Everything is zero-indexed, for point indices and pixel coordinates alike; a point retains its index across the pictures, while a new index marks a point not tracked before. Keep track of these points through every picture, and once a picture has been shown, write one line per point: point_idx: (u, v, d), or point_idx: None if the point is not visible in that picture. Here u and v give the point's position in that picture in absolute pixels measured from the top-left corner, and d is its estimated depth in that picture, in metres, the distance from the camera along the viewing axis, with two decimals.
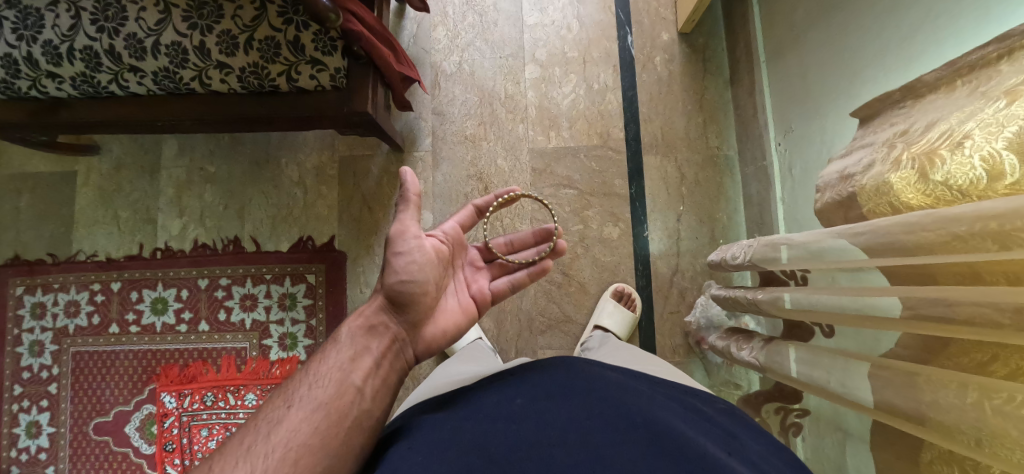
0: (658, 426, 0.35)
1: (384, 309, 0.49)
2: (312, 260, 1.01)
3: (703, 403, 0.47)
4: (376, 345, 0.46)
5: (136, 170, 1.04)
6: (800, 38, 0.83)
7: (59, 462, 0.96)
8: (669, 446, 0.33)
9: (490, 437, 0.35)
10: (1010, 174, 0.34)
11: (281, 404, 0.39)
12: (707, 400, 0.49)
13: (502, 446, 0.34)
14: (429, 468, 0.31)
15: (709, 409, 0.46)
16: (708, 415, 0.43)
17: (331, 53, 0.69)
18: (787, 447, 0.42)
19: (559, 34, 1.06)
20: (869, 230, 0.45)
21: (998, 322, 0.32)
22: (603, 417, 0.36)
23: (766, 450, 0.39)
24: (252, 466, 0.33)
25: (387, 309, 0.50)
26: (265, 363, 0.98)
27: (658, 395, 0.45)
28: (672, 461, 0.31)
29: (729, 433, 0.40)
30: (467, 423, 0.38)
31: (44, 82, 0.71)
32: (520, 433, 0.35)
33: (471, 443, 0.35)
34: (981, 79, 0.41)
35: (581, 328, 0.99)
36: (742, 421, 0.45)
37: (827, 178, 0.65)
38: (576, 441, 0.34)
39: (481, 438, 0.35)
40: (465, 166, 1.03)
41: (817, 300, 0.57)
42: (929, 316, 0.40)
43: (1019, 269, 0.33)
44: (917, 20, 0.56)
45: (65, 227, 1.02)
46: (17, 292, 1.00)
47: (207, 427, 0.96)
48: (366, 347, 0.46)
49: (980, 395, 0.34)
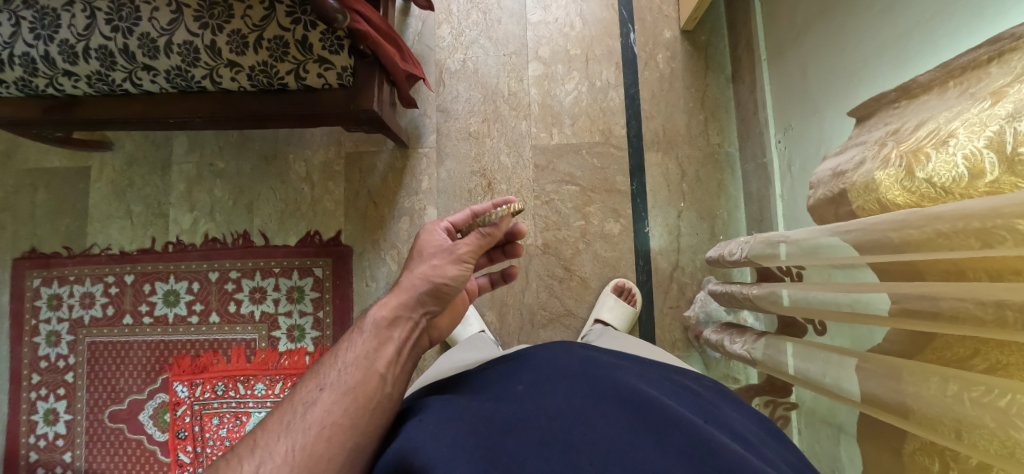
0: (646, 398, 0.38)
1: (413, 299, 0.49)
2: (319, 254, 1.03)
3: (692, 380, 0.50)
4: (399, 335, 0.47)
5: (148, 166, 1.06)
6: (799, 36, 0.83)
7: (75, 448, 0.99)
8: (654, 415, 0.35)
9: (493, 412, 0.37)
10: (989, 172, 0.35)
11: (314, 386, 0.41)
12: (695, 378, 0.52)
13: (505, 420, 0.36)
14: (437, 439, 0.33)
15: (699, 386, 0.48)
16: (695, 391, 0.45)
17: (338, 52, 0.70)
18: (767, 420, 0.45)
19: (562, 31, 1.07)
20: (859, 228, 0.46)
21: (972, 317, 0.34)
22: (596, 391, 0.39)
23: (745, 419, 0.43)
24: (292, 442, 0.37)
25: (413, 303, 0.49)
26: (274, 354, 1.01)
27: (651, 375, 0.47)
28: (656, 429, 0.34)
29: (712, 406, 0.42)
30: (470, 400, 0.40)
31: (60, 80, 0.73)
32: (520, 405, 0.38)
33: (473, 415, 0.37)
34: (971, 81, 0.42)
35: (581, 322, 1.00)
36: (731, 400, 0.47)
37: (821, 175, 0.66)
38: (571, 411, 0.36)
39: (483, 412, 0.38)
40: (468, 162, 1.05)
41: (811, 296, 0.59)
42: (909, 309, 0.42)
43: (1000, 265, 0.34)
44: (912, 20, 0.57)
45: (79, 221, 1.05)
46: (34, 284, 1.03)
47: (217, 416, 0.99)
48: (390, 336, 0.47)
49: (960, 387, 0.35)
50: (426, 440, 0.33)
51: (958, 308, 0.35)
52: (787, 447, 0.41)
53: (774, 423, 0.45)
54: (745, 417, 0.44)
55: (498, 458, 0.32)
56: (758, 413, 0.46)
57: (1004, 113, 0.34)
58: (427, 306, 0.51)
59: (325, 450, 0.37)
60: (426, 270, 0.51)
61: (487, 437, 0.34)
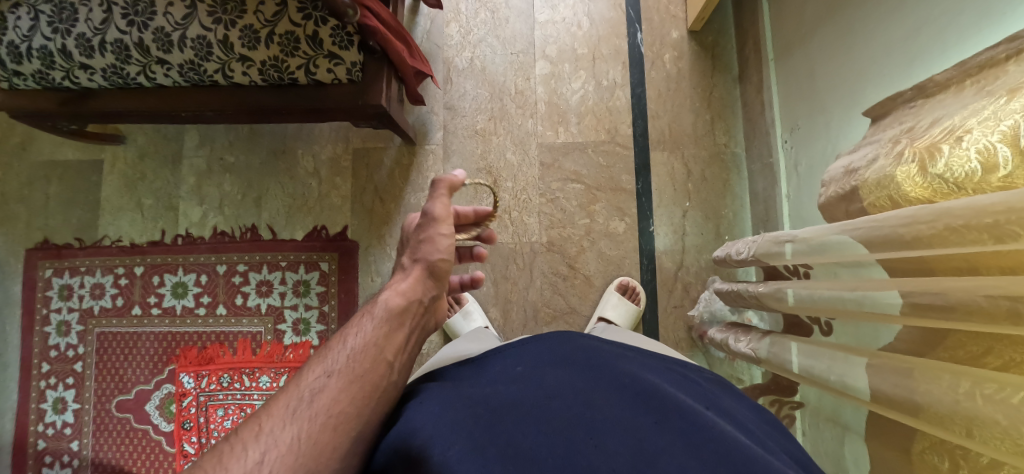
0: (644, 385, 0.38)
1: (421, 284, 0.51)
2: (325, 248, 1.04)
3: (689, 370, 0.50)
4: (409, 322, 0.48)
5: (159, 159, 1.08)
6: (807, 36, 0.83)
7: (82, 437, 1.01)
8: (653, 401, 0.36)
9: (493, 395, 0.38)
10: (1003, 167, 0.34)
11: (321, 372, 0.41)
12: (695, 371, 0.51)
13: (504, 400, 0.37)
14: (439, 419, 0.34)
15: (695, 375, 0.48)
16: (692, 378, 0.46)
17: (348, 47, 0.71)
18: (765, 409, 0.46)
19: (569, 31, 1.07)
20: (868, 225, 0.46)
21: (983, 312, 0.34)
22: (595, 377, 0.39)
23: (742, 406, 0.43)
24: (298, 429, 0.37)
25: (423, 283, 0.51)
26: (279, 347, 1.02)
27: (648, 363, 0.47)
28: (656, 413, 0.34)
29: (710, 394, 0.42)
30: (472, 384, 0.41)
31: (77, 73, 0.74)
32: (520, 388, 0.38)
33: (475, 397, 0.38)
34: (988, 79, 0.41)
35: (584, 320, 1.00)
36: (727, 389, 0.47)
37: (833, 173, 0.66)
38: (570, 393, 0.37)
39: (483, 393, 0.38)
40: (474, 159, 1.05)
41: (816, 293, 0.59)
42: (918, 305, 0.41)
43: (1015, 261, 0.33)
44: (920, 18, 0.56)
45: (91, 213, 1.07)
46: (46, 274, 1.05)
47: (222, 407, 1.00)
48: (400, 324, 0.47)
49: (971, 385, 0.35)
50: (428, 420, 0.34)
51: (970, 304, 0.35)
52: (785, 436, 0.41)
53: (772, 414, 0.45)
54: (741, 404, 0.44)
55: (499, 436, 0.32)
56: (759, 406, 0.46)
57: (1018, 108, 0.34)
58: (433, 287, 0.52)
59: (331, 439, 0.37)
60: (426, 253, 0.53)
61: (488, 417, 0.34)
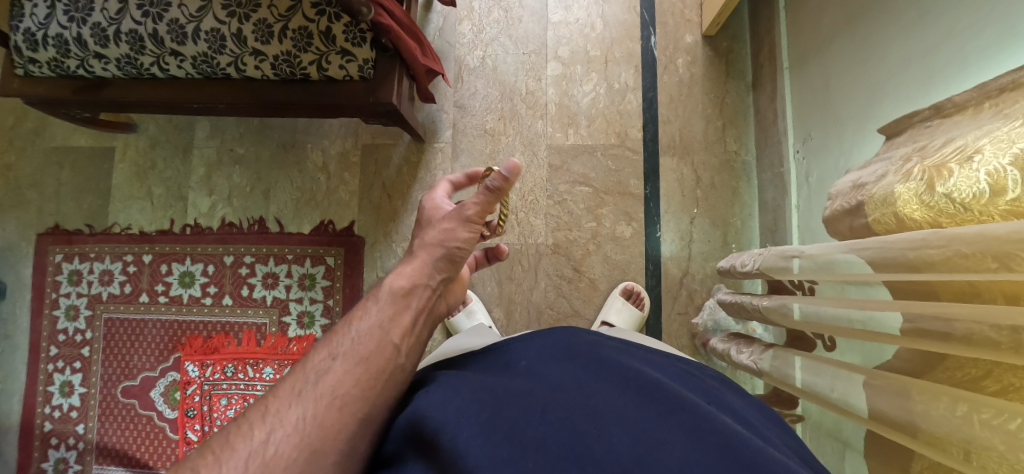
0: (645, 379, 0.38)
1: (426, 266, 0.50)
2: (331, 243, 1.05)
3: (696, 369, 0.50)
4: (414, 304, 0.48)
5: (170, 149, 1.09)
6: (823, 45, 0.82)
7: (88, 421, 1.02)
8: (656, 395, 0.35)
9: (497, 385, 0.38)
10: (1011, 189, 0.34)
11: (326, 355, 0.42)
12: (700, 367, 0.52)
13: (509, 390, 0.37)
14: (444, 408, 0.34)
15: (701, 373, 0.48)
16: (698, 377, 0.45)
17: (360, 44, 0.72)
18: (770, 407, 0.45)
19: (582, 32, 1.07)
20: (877, 246, 0.46)
21: (990, 340, 0.32)
22: (598, 372, 0.39)
23: (748, 405, 0.43)
24: (303, 410, 0.37)
25: (426, 267, 0.50)
26: (283, 339, 1.03)
27: (653, 361, 0.47)
28: (658, 406, 0.34)
29: (716, 391, 0.42)
30: (475, 373, 0.42)
31: (91, 62, 0.74)
32: (523, 380, 0.38)
33: (480, 385, 0.38)
34: (1007, 102, 0.40)
35: (588, 323, 1.01)
36: (733, 388, 0.47)
37: (840, 187, 0.65)
38: (574, 386, 0.37)
39: (487, 383, 0.38)
40: (483, 159, 1.05)
41: (823, 311, 0.59)
42: (922, 329, 0.41)
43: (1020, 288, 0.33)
44: (939, 33, 0.55)
45: (101, 200, 1.08)
46: (55, 259, 1.06)
47: (226, 396, 1.01)
48: (406, 305, 0.47)
49: (969, 409, 0.35)
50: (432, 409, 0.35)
51: (969, 333, 0.35)
52: (788, 433, 0.40)
53: (774, 411, 0.44)
54: (747, 403, 0.43)
55: (503, 422, 0.33)
56: (760, 403, 0.45)
57: None
58: (442, 270, 0.51)
59: (335, 419, 0.37)
60: (437, 235, 0.51)
61: (492, 406, 0.35)
